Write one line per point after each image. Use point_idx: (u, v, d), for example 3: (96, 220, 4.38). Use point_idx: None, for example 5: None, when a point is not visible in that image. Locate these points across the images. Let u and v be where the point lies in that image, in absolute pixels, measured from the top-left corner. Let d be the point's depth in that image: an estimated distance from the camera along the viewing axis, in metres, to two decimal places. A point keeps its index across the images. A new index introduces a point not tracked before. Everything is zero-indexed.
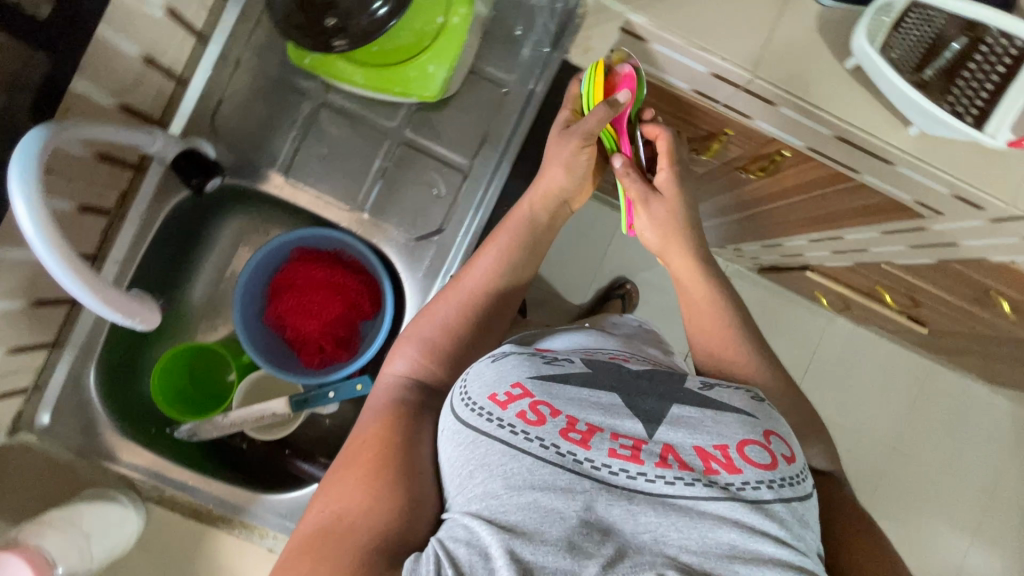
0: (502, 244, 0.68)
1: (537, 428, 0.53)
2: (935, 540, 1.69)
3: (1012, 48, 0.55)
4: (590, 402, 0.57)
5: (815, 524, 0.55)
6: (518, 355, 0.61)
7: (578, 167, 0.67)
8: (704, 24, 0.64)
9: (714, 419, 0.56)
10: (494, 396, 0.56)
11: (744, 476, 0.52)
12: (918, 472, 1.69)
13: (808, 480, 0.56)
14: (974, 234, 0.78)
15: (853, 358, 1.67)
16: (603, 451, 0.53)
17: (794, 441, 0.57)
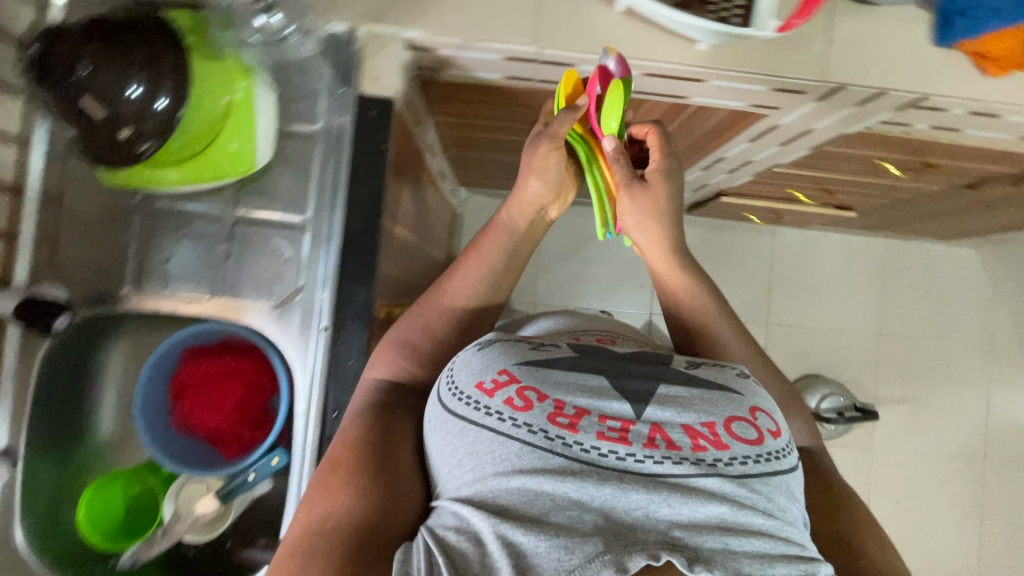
0: (483, 255, 0.71)
1: (525, 413, 0.51)
2: (949, 405, 1.69)
3: None
4: (577, 385, 0.54)
5: (801, 498, 0.53)
6: (503, 342, 0.58)
7: (549, 170, 0.72)
8: (475, 18, 0.66)
9: (702, 397, 0.54)
10: (481, 384, 0.54)
11: (732, 452, 0.50)
12: (909, 347, 1.69)
13: (794, 455, 0.54)
14: (818, 116, 0.80)
15: (809, 262, 1.68)
16: (592, 433, 0.50)
17: (779, 415, 0.56)
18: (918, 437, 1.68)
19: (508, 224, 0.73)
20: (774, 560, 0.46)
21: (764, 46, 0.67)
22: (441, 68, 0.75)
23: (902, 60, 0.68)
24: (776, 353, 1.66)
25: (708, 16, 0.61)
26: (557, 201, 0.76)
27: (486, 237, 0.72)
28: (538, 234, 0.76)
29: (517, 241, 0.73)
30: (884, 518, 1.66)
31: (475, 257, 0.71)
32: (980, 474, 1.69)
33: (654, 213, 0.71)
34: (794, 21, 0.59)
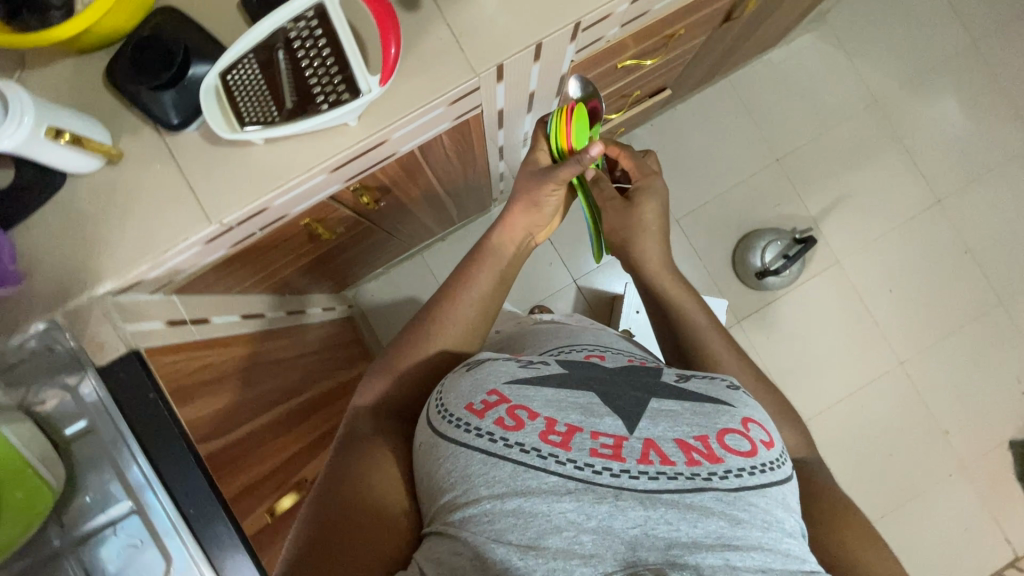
0: (481, 284, 0.74)
1: (516, 433, 0.50)
2: (878, 178, 1.66)
3: (308, 20, 0.58)
4: (567, 402, 0.54)
5: (799, 512, 0.50)
6: (492, 362, 0.58)
7: (546, 206, 0.77)
8: (145, 239, 0.64)
9: (694, 410, 0.54)
10: (471, 406, 0.53)
11: (727, 466, 0.49)
12: (811, 153, 1.65)
13: (789, 466, 0.52)
14: (523, 82, 0.77)
15: (676, 143, 1.65)
16: (584, 450, 0.49)
17: (771, 424, 0.54)
18: (871, 222, 1.65)
19: (494, 254, 0.77)
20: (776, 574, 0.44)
21: (404, 83, 0.65)
22: (171, 278, 0.74)
23: (531, 8, 0.66)
24: (702, 238, 1.64)
25: (320, 108, 0.59)
26: (546, 225, 0.81)
27: (480, 267, 0.75)
28: (525, 256, 0.81)
29: (505, 266, 0.77)
30: (889, 309, 1.65)
31: (472, 286, 0.74)
32: (944, 216, 1.66)
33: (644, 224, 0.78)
34: (391, 53, 0.58)
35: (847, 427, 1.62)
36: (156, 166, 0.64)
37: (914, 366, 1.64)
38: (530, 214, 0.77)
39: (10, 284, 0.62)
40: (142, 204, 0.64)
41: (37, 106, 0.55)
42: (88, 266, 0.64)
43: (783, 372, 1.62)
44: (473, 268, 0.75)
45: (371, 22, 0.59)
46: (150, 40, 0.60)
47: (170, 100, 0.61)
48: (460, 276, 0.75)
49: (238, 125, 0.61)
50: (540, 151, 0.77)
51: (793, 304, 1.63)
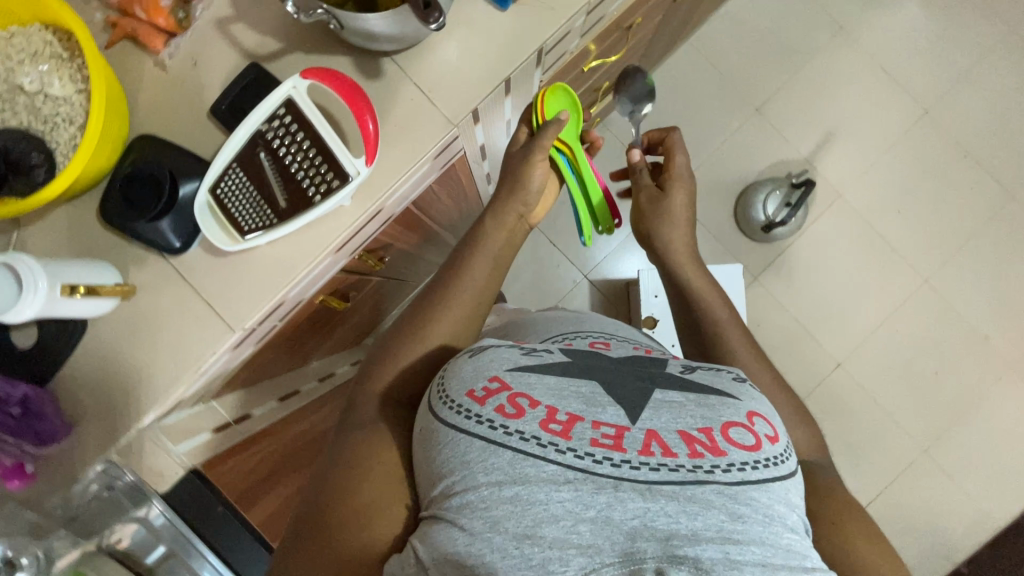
0: (479, 276, 0.71)
1: (516, 421, 0.49)
2: (862, 103, 1.63)
3: (282, 118, 0.59)
4: (568, 392, 0.52)
5: (802, 507, 0.49)
6: (494, 348, 0.57)
7: (531, 180, 0.72)
8: (181, 363, 0.65)
9: (698, 401, 0.52)
10: (472, 392, 0.52)
11: (730, 458, 0.47)
12: (789, 94, 1.63)
13: (794, 462, 0.51)
14: (498, 114, 0.78)
15: (654, 116, 1.63)
16: (585, 440, 0.48)
17: (777, 418, 0.52)
18: (864, 148, 1.63)
19: (483, 239, 0.72)
20: (776, 569, 0.43)
21: (389, 152, 0.65)
22: (208, 389, 0.75)
23: (489, 48, 0.66)
24: (701, 205, 1.63)
25: (313, 199, 0.59)
26: (536, 205, 0.76)
27: (476, 255, 0.72)
28: (521, 239, 0.76)
29: (497, 250, 0.73)
30: (902, 229, 1.63)
31: (466, 271, 0.71)
32: (935, 124, 1.64)
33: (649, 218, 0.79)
34: (370, 127, 0.58)
35: (888, 356, 1.62)
36: (172, 289, 0.65)
37: (939, 280, 1.63)
38: (516, 195, 0.73)
39: (60, 436, 0.63)
40: (169, 330, 0.65)
41: (45, 266, 0.55)
42: (128, 404, 0.65)
43: (810, 317, 1.62)
44: (466, 256, 0.72)
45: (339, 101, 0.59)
46: (138, 172, 0.62)
47: (168, 225, 0.61)
48: (453, 265, 0.72)
49: (238, 235, 0.61)
50: (520, 129, 0.76)
51: (806, 248, 1.62)
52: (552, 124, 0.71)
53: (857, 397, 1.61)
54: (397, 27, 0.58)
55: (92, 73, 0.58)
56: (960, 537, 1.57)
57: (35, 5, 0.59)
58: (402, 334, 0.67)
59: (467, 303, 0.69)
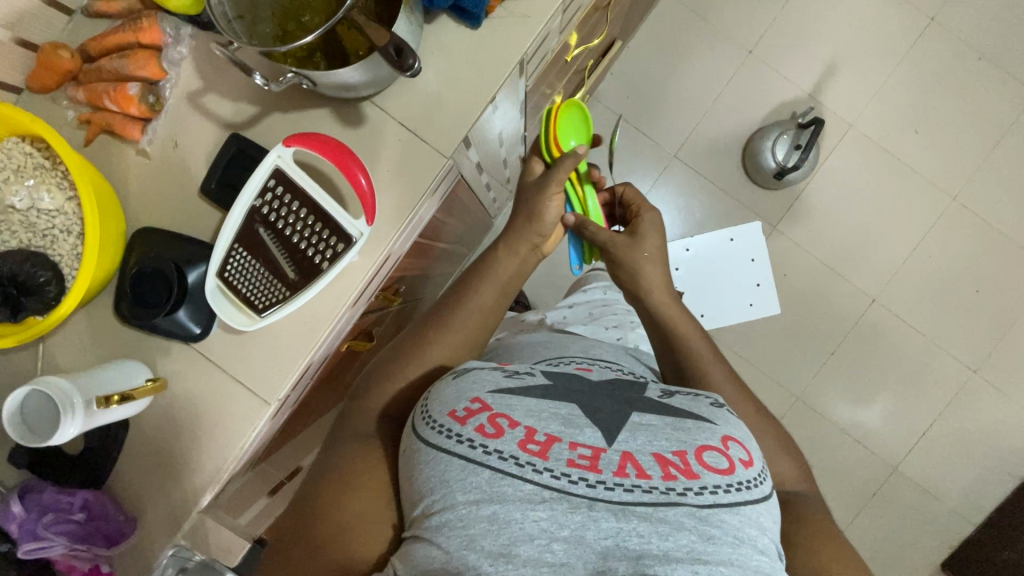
0: (484, 302, 0.69)
1: (496, 441, 0.48)
2: (863, 21, 1.53)
3: (273, 190, 0.57)
4: (548, 412, 0.52)
5: (773, 529, 0.49)
6: (478, 370, 0.57)
7: (544, 215, 0.72)
8: (221, 442, 0.66)
9: (674, 425, 0.52)
10: (453, 412, 0.51)
11: (703, 482, 0.47)
12: (783, 28, 1.54)
13: (768, 485, 0.51)
14: (488, 128, 0.75)
15: (645, 78, 1.56)
16: (562, 460, 0.48)
17: (752, 443, 0.52)
18: (871, 70, 1.54)
19: (494, 267, 0.71)
20: None
21: (386, 198, 0.63)
22: (253, 457, 0.76)
23: (468, 70, 0.63)
24: (707, 163, 1.57)
25: (321, 265, 0.58)
26: (551, 234, 0.75)
27: (478, 284, 0.70)
28: (533, 266, 0.75)
29: (506, 277, 0.71)
30: (923, 150, 1.55)
31: (467, 296, 0.69)
32: (946, 30, 1.53)
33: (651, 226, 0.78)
34: (362, 182, 0.55)
35: (923, 283, 1.56)
36: (199, 372, 0.65)
37: (969, 196, 1.55)
38: (532, 226, 0.72)
39: (128, 533, 0.65)
40: (207, 410, 0.66)
41: (76, 384, 0.56)
42: (183, 490, 0.66)
43: (838, 257, 1.57)
44: (470, 282, 0.70)
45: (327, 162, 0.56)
46: (145, 271, 0.60)
47: (185, 315, 0.61)
48: (459, 288, 0.70)
49: (254, 314, 0.60)
50: (533, 161, 0.76)
51: (822, 187, 1.56)
52: (569, 158, 0.70)
53: (897, 330, 1.57)
54: (369, 73, 0.56)
55: (76, 179, 0.57)
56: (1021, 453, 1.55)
57: (7, 119, 0.57)
58: (396, 353, 0.66)
59: (471, 322, 0.68)
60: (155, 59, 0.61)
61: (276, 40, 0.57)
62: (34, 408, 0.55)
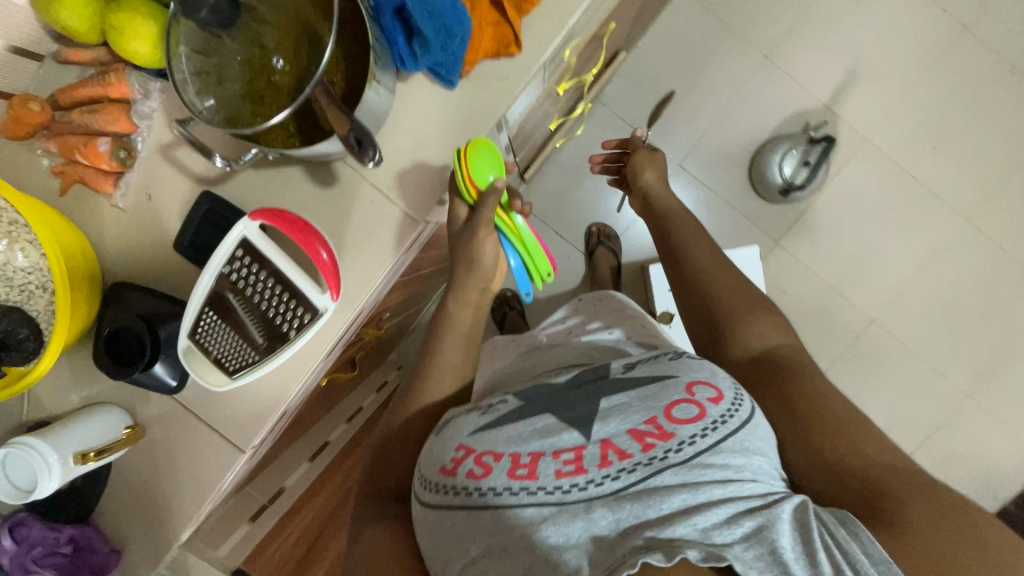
0: (445, 361, 0.66)
1: (486, 480, 0.50)
2: (887, 27, 1.45)
3: (241, 258, 0.57)
4: (525, 431, 0.53)
5: (763, 451, 0.51)
6: (455, 418, 0.57)
7: (483, 258, 0.66)
8: (199, 483, 0.68)
9: (640, 396, 0.53)
10: (442, 467, 0.53)
11: (679, 438, 0.49)
12: (801, 32, 1.46)
13: (746, 408, 0.52)
14: None
15: (653, 81, 1.50)
16: (550, 475, 0.49)
17: (720, 377, 0.53)
18: (892, 80, 1.46)
19: (448, 320, 0.67)
20: (743, 519, 0.45)
21: (358, 259, 0.63)
22: (234, 486, 0.78)
23: (444, 130, 0.61)
24: (712, 173, 1.52)
25: (290, 335, 0.59)
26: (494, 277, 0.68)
27: (439, 337, 0.67)
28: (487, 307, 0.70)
29: (466, 329, 0.68)
30: (939, 169, 1.49)
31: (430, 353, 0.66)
32: (976, 41, 1.44)
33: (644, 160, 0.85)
34: (324, 257, 0.55)
35: (926, 304, 1.53)
36: (176, 418, 0.67)
37: (983, 219, 1.50)
38: (474, 274, 0.66)
39: (114, 564, 0.68)
40: (187, 453, 0.68)
41: (57, 443, 0.58)
42: (163, 528, 0.69)
43: (840, 276, 1.53)
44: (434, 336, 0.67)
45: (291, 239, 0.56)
46: (122, 329, 0.61)
47: (161, 368, 0.63)
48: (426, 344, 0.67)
49: (226, 375, 0.61)
50: (456, 204, 0.65)
51: (831, 203, 1.51)
52: (488, 196, 0.61)
53: (894, 351, 1.55)
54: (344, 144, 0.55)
55: (49, 240, 0.57)
56: (1007, 478, 1.55)
57: None
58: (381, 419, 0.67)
59: (433, 382, 0.65)
60: (126, 113, 0.60)
61: (245, 100, 0.55)
62: (19, 466, 0.58)
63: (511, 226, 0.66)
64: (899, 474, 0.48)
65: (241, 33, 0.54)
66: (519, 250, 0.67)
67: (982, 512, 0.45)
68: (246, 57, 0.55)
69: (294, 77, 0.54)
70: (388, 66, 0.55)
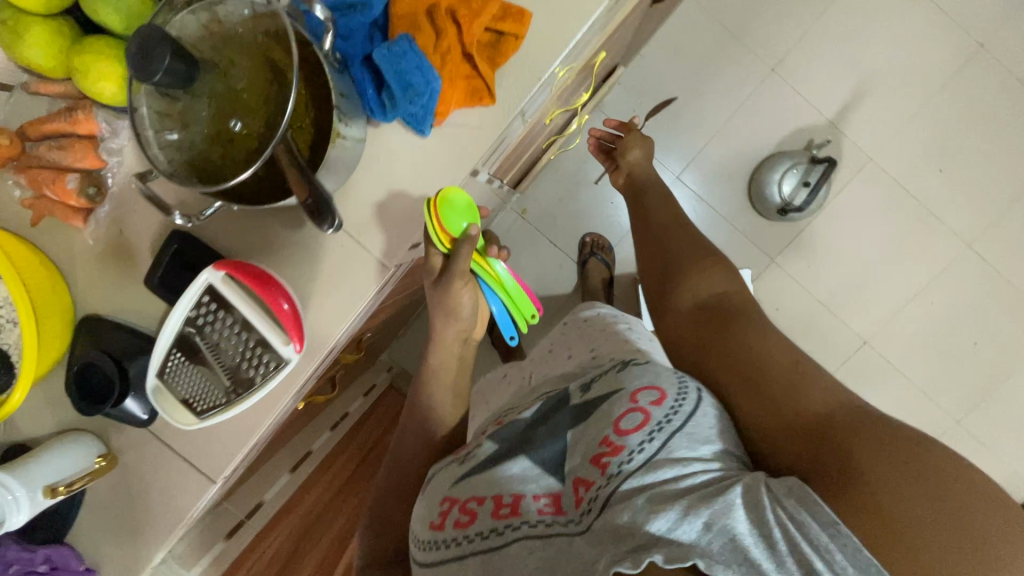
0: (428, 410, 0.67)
1: (471, 526, 0.50)
2: (901, 43, 1.40)
3: (206, 305, 0.58)
4: (499, 470, 0.54)
5: (719, 443, 0.49)
6: (439, 473, 0.59)
7: (462, 307, 0.64)
8: (170, 510, 0.69)
9: (595, 417, 0.54)
10: (432, 523, 0.54)
11: (630, 446, 0.49)
12: (811, 45, 1.41)
13: (693, 400, 0.51)
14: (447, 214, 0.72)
15: (655, 91, 1.46)
16: (530, 511, 0.49)
17: (662, 377, 0.54)
18: (902, 98, 1.42)
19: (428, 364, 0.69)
20: (699, 509, 0.43)
21: (327, 302, 0.62)
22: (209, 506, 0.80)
23: (417, 175, 0.60)
24: (710, 188, 1.50)
25: (257, 378, 0.59)
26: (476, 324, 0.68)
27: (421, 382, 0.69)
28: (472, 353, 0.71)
29: (439, 372, 0.68)
30: (945, 191, 1.45)
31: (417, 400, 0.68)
32: (992, 60, 1.39)
33: (635, 139, 0.91)
34: (285, 307, 0.57)
35: (920, 329, 1.51)
36: (148, 446, 0.68)
37: (986, 245, 1.46)
38: (452, 322, 0.66)
39: None
40: (160, 480, 0.69)
41: (25, 479, 0.61)
42: (133, 553, 0.70)
43: (834, 297, 1.51)
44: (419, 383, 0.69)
45: (251, 295, 0.57)
46: (89, 366, 0.61)
47: (133, 405, 0.63)
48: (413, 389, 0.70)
49: (195, 415, 0.61)
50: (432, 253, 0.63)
51: (830, 222, 1.49)
52: (462, 244, 0.60)
53: (885, 374, 1.53)
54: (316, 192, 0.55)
55: (15, 279, 0.57)
56: None
57: None
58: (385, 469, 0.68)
59: (416, 428, 0.67)
60: (94, 149, 0.59)
61: (212, 142, 0.52)
62: None
63: (492, 272, 0.65)
64: (849, 423, 0.45)
65: (208, 71, 0.51)
66: (503, 296, 0.66)
67: (940, 449, 0.41)
68: (214, 97, 0.51)
69: (253, 140, 0.51)
70: (358, 118, 0.54)
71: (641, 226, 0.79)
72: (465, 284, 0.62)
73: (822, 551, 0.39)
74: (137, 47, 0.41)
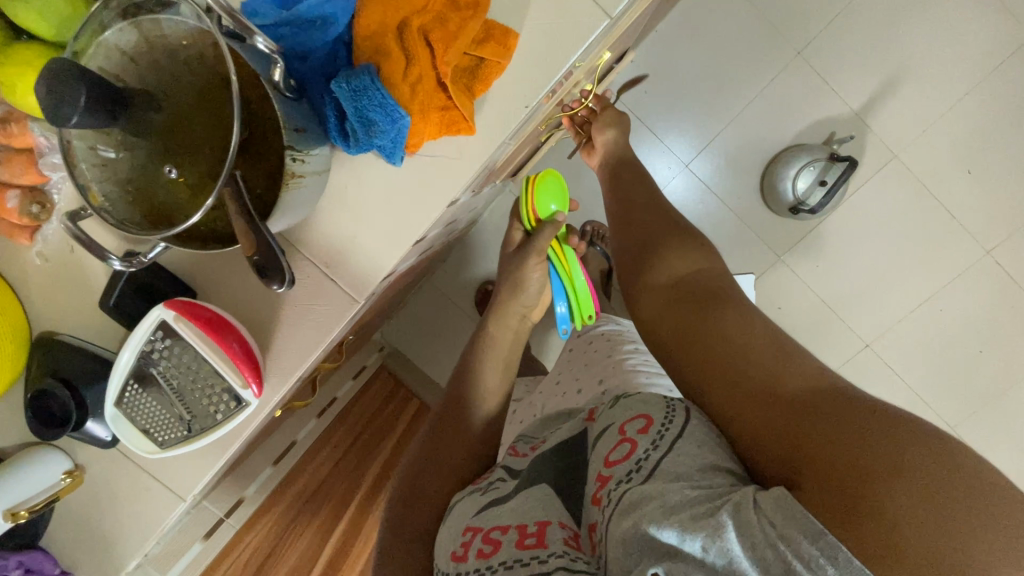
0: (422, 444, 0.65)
1: (496, 555, 0.47)
2: (943, 28, 1.27)
3: (161, 341, 0.55)
4: (526, 500, 0.51)
5: (714, 454, 0.46)
6: (459, 504, 0.56)
7: (529, 283, 0.74)
8: (138, 523, 0.68)
9: (598, 450, 0.53)
10: (453, 555, 0.50)
11: (627, 471, 0.48)
12: (843, 26, 1.29)
13: (681, 414, 0.50)
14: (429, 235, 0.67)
15: (668, 71, 1.36)
16: (556, 539, 0.47)
17: (652, 399, 0.53)
18: (937, 90, 1.30)
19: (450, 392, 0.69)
20: (688, 530, 0.41)
21: (293, 333, 0.58)
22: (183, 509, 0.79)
23: (389, 203, 0.55)
24: (720, 178, 1.41)
25: (217, 415, 0.57)
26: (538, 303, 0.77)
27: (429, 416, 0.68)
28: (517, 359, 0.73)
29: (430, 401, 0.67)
30: (972, 192, 1.35)
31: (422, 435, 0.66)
32: None
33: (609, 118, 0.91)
34: (236, 347, 0.54)
35: (927, 336, 1.45)
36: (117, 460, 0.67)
37: (1009, 252, 1.37)
38: (519, 297, 0.73)
39: None
40: (128, 494, 0.68)
41: None
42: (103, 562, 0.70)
43: (840, 298, 1.46)
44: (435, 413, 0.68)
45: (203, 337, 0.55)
46: (45, 392, 0.58)
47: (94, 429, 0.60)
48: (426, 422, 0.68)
49: (155, 444, 0.59)
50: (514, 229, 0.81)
51: (844, 220, 1.41)
52: (547, 224, 0.74)
53: (886, 379, 1.49)
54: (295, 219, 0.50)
55: None
56: None
57: None
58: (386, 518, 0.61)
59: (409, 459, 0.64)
60: (32, 165, 0.54)
61: (161, 160, 0.45)
62: None
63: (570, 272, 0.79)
64: (829, 409, 0.41)
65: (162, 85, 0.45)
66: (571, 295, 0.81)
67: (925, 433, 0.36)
68: (166, 116, 0.44)
69: (194, 187, 0.46)
70: (318, 151, 0.48)
71: (622, 222, 0.73)
72: (537, 264, 0.73)
73: (814, 567, 0.36)
74: (45, 91, 0.36)
